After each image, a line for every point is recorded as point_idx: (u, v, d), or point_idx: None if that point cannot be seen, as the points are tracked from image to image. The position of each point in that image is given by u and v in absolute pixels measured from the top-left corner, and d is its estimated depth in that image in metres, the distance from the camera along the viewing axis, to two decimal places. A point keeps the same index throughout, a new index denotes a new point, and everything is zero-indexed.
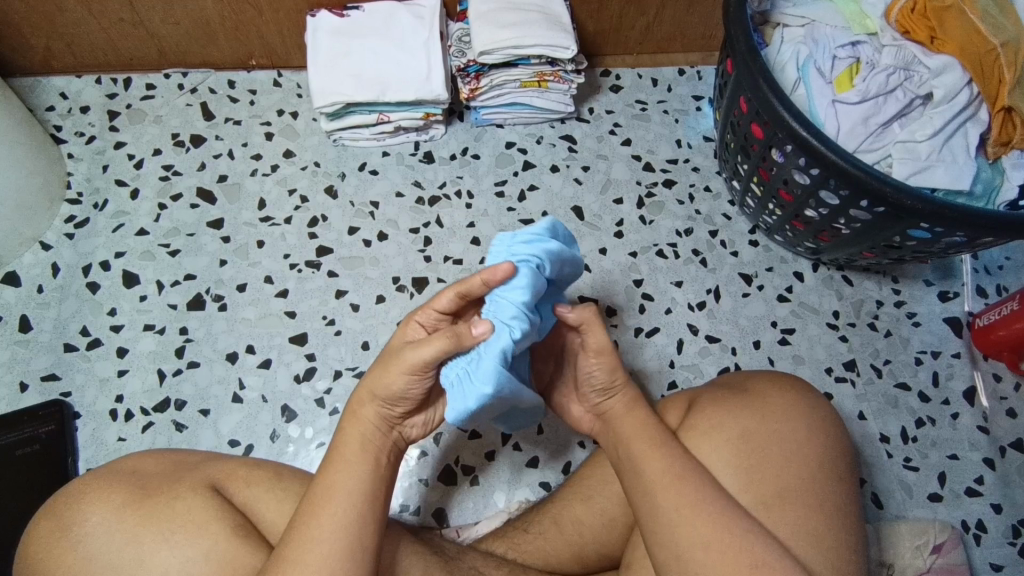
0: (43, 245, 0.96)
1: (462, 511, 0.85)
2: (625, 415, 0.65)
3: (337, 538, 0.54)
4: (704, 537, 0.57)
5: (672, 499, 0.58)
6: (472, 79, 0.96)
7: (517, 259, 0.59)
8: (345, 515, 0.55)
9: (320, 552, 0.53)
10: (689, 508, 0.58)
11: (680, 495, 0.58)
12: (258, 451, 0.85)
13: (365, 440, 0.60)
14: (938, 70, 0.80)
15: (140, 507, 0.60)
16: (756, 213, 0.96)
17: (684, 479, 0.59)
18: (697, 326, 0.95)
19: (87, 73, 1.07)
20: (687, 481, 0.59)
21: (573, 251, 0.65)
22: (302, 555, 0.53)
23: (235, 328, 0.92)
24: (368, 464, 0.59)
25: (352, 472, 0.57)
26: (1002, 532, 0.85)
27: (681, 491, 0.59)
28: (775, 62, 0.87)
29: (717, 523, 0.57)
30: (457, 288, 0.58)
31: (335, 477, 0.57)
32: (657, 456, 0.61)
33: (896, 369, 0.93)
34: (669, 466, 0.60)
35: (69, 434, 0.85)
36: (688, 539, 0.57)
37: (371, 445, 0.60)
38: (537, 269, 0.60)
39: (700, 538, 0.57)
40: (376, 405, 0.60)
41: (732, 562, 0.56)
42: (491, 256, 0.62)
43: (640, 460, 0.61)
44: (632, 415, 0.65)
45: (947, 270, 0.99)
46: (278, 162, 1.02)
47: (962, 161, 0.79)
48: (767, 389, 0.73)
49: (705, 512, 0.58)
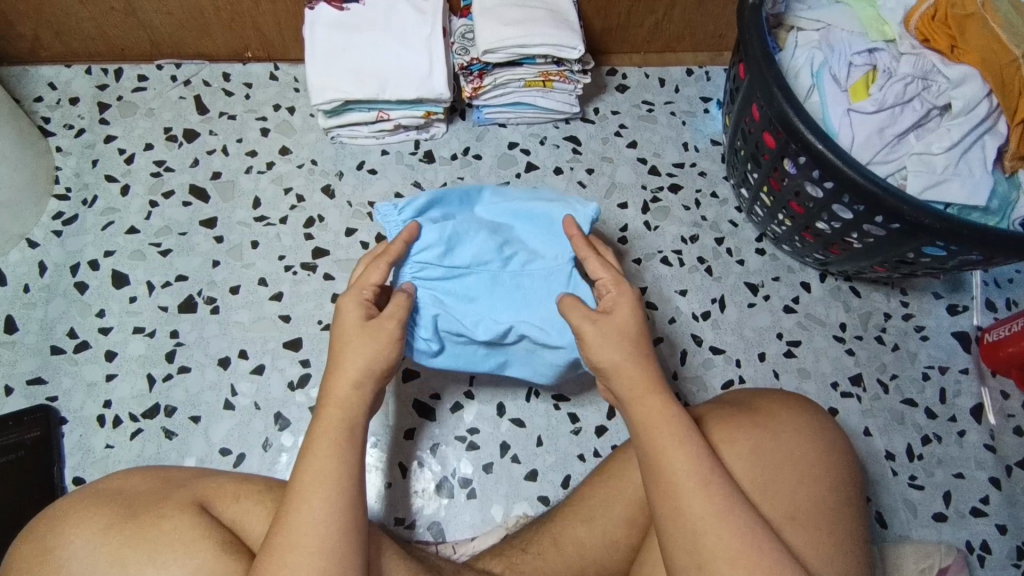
0: (30, 242, 0.93)
1: (459, 524, 0.83)
2: (646, 411, 0.61)
3: (330, 521, 0.53)
4: (731, 548, 0.54)
5: (699, 506, 0.55)
6: (475, 78, 0.93)
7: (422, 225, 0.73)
8: (332, 496, 0.54)
9: (314, 537, 0.52)
10: (717, 516, 0.55)
11: (706, 501, 0.56)
12: (250, 461, 0.83)
13: (348, 417, 0.60)
14: (958, 81, 0.78)
15: (125, 527, 0.58)
16: (764, 221, 0.93)
17: (711, 484, 0.56)
18: (701, 337, 0.93)
19: (76, 63, 1.03)
20: (714, 487, 0.56)
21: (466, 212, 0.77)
22: (295, 541, 0.52)
23: (228, 332, 0.89)
24: (348, 441, 0.58)
25: (340, 454, 0.57)
26: (1007, 553, 0.83)
27: (708, 497, 0.56)
28: (788, 67, 0.82)
29: (742, 531, 0.55)
30: (386, 257, 0.68)
31: (324, 461, 0.56)
32: (682, 457, 0.58)
33: (902, 384, 0.91)
34: (695, 469, 0.57)
35: (55, 440, 0.83)
36: (715, 549, 0.54)
37: (353, 420, 0.60)
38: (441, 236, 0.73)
39: (726, 550, 0.54)
40: (357, 372, 0.62)
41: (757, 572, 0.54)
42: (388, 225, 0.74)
43: (665, 460, 0.58)
44: (655, 408, 0.61)
45: (956, 283, 0.97)
46: (273, 159, 0.99)
47: (979, 175, 0.76)
48: (778, 408, 0.71)
49: (734, 520, 0.55)
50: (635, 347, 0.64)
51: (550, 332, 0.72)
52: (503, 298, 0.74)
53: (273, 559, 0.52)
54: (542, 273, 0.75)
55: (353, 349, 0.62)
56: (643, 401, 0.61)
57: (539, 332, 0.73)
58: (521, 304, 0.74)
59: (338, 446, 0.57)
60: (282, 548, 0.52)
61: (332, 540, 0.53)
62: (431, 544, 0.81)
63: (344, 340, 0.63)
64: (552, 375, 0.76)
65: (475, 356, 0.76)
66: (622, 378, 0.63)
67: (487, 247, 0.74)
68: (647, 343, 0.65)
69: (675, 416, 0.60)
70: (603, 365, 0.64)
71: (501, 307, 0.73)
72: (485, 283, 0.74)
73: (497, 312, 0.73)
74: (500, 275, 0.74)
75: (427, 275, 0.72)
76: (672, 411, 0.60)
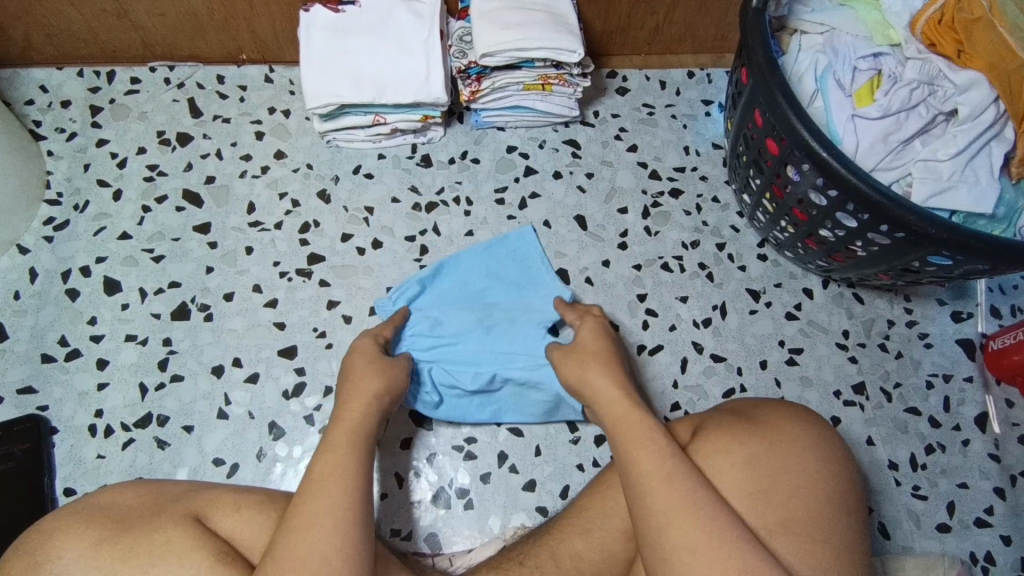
0: (20, 248, 0.91)
1: (456, 536, 0.82)
2: (617, 413, 0.66)
3: (346, 509, 0.56)
4: (692, 540, 0.55)
5: (662, 499, 0.57)
6: (473, 82, 0.91)
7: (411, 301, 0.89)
8: (352, 478, 0.59)
9: (331, 522, 0.55)
10: (677, 509, 0.56)
11: (669, 495, 0.57)
12: (243, 471, 0.82)
13: (364, 419, 0.66)
14: (964, 87, 0.77)
15: (118, 541, 0.56)
16: (766, 227, 0.92)
17: (676, 479, 0.58)
18: (701, 345, 0.92)
19: (68, 65, 1.01)
20: (679, 482, 0.57)
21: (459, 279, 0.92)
22: (313, 524, 0.55)
23: (221, 340, 0.88)
24: (365, 438, 0.64)
25: (355, 447, 0.62)
26: (1011, 565, 0.82)
27: (672, 490, 0.57)
28: (792, 71, 0.81)
29: (705, 525, 0.55)
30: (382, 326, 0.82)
31: (340, 455, 0.61)
32: (650, 454, 0.60)
33: (906, 392, 0.90)
34: (661, 466, 0.59)
35: (46, 450, 0.81)
36: (676, 541, 0.55)
37: (368, 423, 0.66)
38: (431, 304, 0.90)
39: (687, 543, 0.55)
40: (375, 390, 0.70)
41: (718, 566, 0.54)
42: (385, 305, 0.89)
43: (633, 458, 0.60)
44: (624, 409, 0.65)
45: (960, 290, 0.96)
46: (268, 163, 0.98)
47: (985, 182, 0.75)
48: (776, 417, 0.70)
49: (695, 514, 0.56)
50: (605, 367, 0.71)
51: (528, 377, 0.85)
52: (489, 351, 0.87)
53: (293, 538, 0.54)
54: (516, 328, 0.88)
55: (368, 372, 0.72)
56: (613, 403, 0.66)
57: (518, 376, 0.85)
58: (501, 357, 0.87)
59: (356, 439, 0.63)
60: (299, 528, 0.55)
61: (349, 522, 0.56)
62: (428, 556, 0.80)
63: (359, 369, 0.73)
64: (541, 415, 0.86)
65: (470, 408, 0.86)
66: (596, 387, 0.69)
67: (469, 312, 0.89)
68: (619, 363, 0.72)
69: (644, 416, 0.63)
70: (580, 380, 0.71)
71: (487, 359, 0.87)
72: (470, 341, 0.88)
73: (482, 366, 0.86)
74: (483, 335, 0.88)
75: (420, 344, 0.87)
76: (641, 413, 0.64)
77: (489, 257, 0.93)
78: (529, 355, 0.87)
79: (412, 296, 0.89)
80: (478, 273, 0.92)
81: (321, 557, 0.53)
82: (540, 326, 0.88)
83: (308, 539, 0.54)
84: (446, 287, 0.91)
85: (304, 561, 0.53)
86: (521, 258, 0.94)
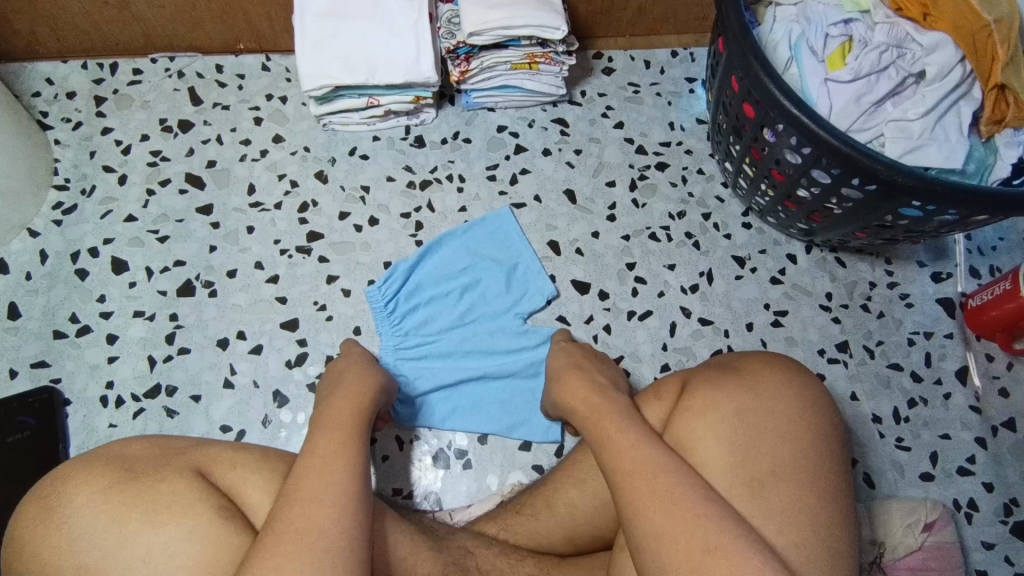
0: (31, 232, 0.95)
1: (456, 493, 0.85)
2: (595, 408, 0.69)
3: (345, 471, 0.58)
4: (660, 526, 0.56)
5: (633, 486, 0.59)
6: (462, 62, 0.94)
7: (387, 296, 0.92)
8: (352, 453, 0.60)
9: (331, 479, 0.57)
10: (649, 496, 0.58)
11: (639, 483, 0.59)
12: (249, 436, 0.86)
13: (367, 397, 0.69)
14: (931, 48, 0.80)
15: (127, 488, 0.59)
16: (749, 194, 0.95)
17: (647, 467, 0.60)
18: (689, 310, 0.95)
19: (73, 58, 1.05)
20: (649, 470, 0.59)
21: (445, 267, 0.95)
22: (313, 481, 0.57)
23: (225, 314, 0.92)
24: (365, 419, 0.66)
25: (347, 425, 0.64)
26: (994, 510, 0.85)
27: (642, 478, 0.59)
28: (767, 41, 0.85)
29: (677, 508, 0.57)
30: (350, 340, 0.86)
31: (333, 433, 0.62)
32: (623, 446, 0.62)
33: (888, 350, 0.93)
34: (633, 456, 0.61)
35: (59, 419, 0.85)
36: (647, 525, 0.57)
37: (367, 398, 0.69)
38: (410, 298, 0.93)
39: (654, 527, 0.56)
40: (376, 381, 0.73)
41: (684, 547, 0.55)
42: (371, 303, 0.92)
43: (609, 450, 0.63)
44: (601, 404, 0.69)
45: (940, 251, 0.99)
46: (267, 147, 1.01)
47: (955, 140, 0.78)
48: (763, 369, 0.71)
49: (666, 497, 0.57)
50: (590, 371, 0.75)
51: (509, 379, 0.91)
52: (472, 350, 0.92)
53: (297, 492, 0.56)
54: (496, 324, 0.94)
55: (362, 365, 0.76)
56: (586, 402, 0.70)
57: (499, 372, 0.91)
58: (485, 349, 0.92)
59: (350, 413, 0.66)
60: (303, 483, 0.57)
61: (347, 492, 0.57)
62: (428, 513, 0.84)
63: (358, 364, 0.76)
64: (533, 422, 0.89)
65: (459, 401, 0.90)
66: (576, 386, 0.73)
67: (452, 308, 0.94)
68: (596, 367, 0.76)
69: (615, 415, 0.66)
70: (567, 375, 0.76)
71: (468, 360, 0.92)
72: (454, 336, 0.93)
73: (467, 361, 0.92)
74: (466, 328, 0.93)
75: (406, 343, 0.92)
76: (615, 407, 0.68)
77: (470, 240, 0.97)
78: (508, 355, 0.92)
79: (401, 290, 0.93)
80: (461, 255, 0.96)
81: (321, 527, 0.54)
82: (517, 316, 0.94)
83: (305, 499, 0.56)
84: (430, 275, 0.95)
85: (300, 523, 0.54)
86: (500, 239, 0.97)
